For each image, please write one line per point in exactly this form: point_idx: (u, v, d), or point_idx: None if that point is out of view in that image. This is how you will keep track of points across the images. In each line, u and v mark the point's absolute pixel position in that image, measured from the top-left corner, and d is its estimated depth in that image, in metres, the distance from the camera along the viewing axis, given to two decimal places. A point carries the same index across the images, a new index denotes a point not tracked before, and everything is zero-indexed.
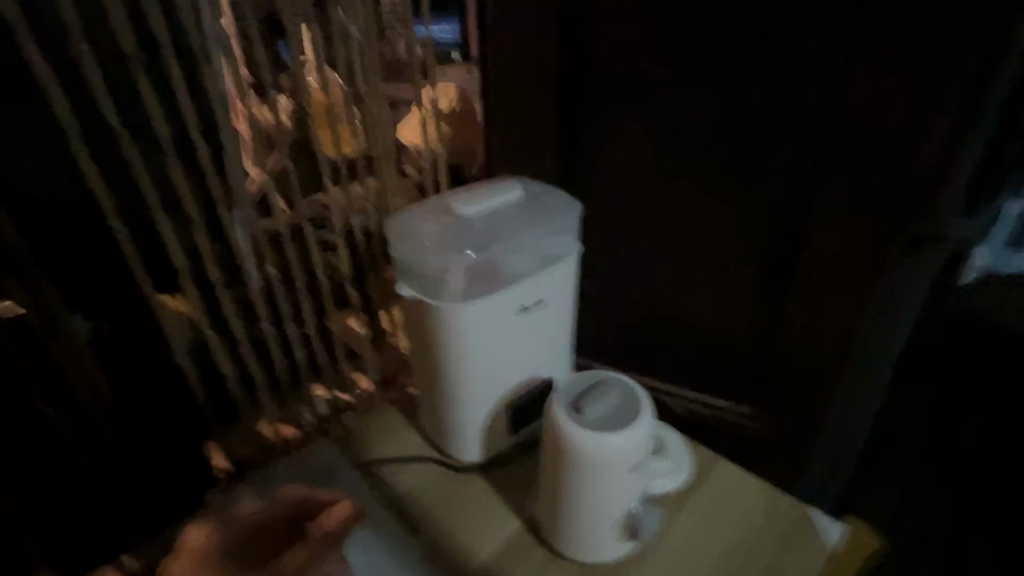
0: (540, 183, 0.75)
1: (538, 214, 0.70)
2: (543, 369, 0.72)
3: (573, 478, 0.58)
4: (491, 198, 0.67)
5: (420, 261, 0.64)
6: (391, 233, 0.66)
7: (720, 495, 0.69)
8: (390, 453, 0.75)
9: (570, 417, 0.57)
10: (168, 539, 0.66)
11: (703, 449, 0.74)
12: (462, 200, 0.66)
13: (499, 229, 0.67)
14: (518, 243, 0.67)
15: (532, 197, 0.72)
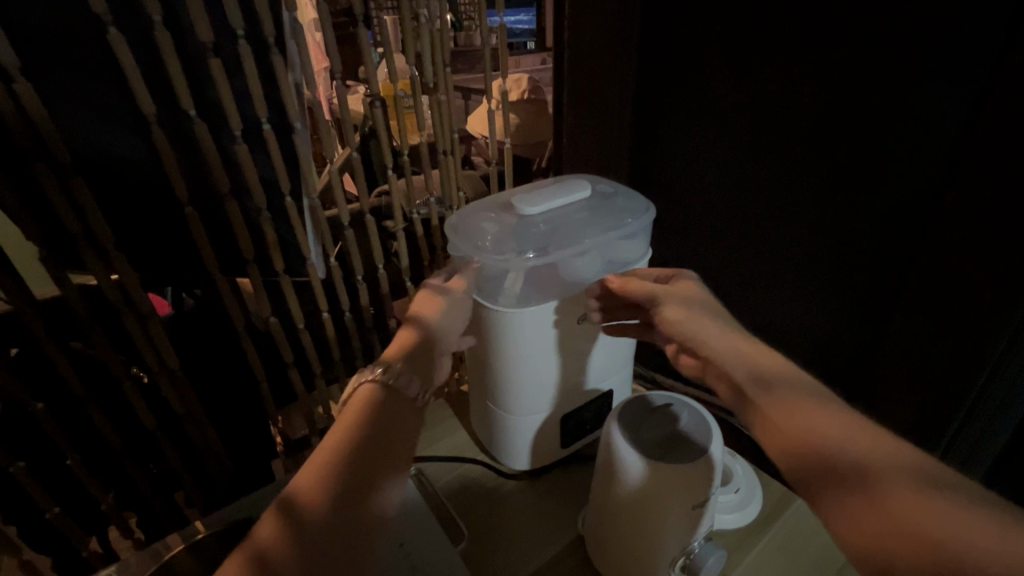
0: (611, 182, 0.71)
1: (606, 216, 0.65)
2: (598, 380, 0.69)
3: (627, 506, 0.53)
4: (558, 198, 0.62)
5: (478, 259, 0.59)
6: (449, 229, 0.62)
7: (784, 545, 0.62)
8: (440, 451, 0.75)
9: (629, 441, 0.53)
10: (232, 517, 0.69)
11: (776, 486, 0.68)
12: (527, 199, 0.61)
13: (563, 231, 0.62)
14: (584, 246, 0.62)
15: (600, 197, 0.67)
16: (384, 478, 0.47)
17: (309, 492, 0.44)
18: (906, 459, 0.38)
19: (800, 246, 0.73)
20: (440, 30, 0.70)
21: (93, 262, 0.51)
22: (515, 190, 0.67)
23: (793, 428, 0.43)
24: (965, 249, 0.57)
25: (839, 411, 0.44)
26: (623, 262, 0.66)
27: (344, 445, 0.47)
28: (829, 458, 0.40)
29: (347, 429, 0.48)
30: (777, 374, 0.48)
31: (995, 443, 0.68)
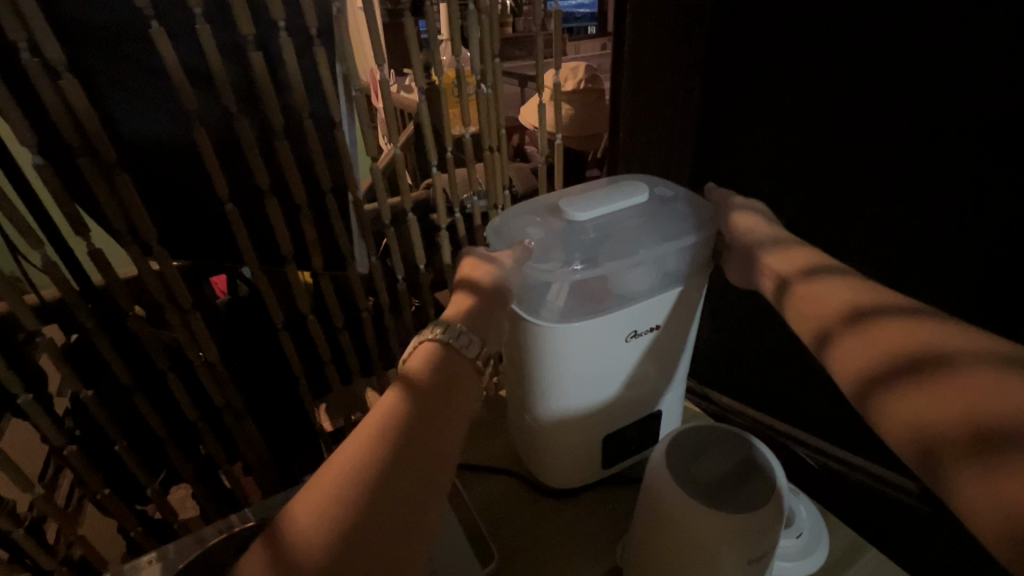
0: (671, 184, 0.64)
1: (665, 224, 0.59)
2: (646, 399, 0.64)
3: (671, 546, 0.49)
4: (611, 202, 0.56)
5: (521, 266, 0.55)
6: (493, 231, 0.59)
7: None
8: (474, 460, 0.72)
9: (675, 479, 0.48)
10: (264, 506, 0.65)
11: (844, 530, 0.61)
12: (576, 202, 0.56)
13: (616, 238, 0.57)
14: (638, 257, 0.56)
15: (660, 203, 0.61)
16: (405, 504, 0.39)
17: (306, 520, 0.36)
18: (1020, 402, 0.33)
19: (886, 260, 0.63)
20: (493, 13, 0.64)
21: (137, 257, 0.52)
22: (564, 192, 0.62)
23: (882, 380, 0.39)
24: None
25: (939, 361, 0.38)
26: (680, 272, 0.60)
27: (357, 455, 0.39)
28: (923, 406, 0.37)
29: (367, 435, 0.41)
30: (903, 341, 0.40)
31: None
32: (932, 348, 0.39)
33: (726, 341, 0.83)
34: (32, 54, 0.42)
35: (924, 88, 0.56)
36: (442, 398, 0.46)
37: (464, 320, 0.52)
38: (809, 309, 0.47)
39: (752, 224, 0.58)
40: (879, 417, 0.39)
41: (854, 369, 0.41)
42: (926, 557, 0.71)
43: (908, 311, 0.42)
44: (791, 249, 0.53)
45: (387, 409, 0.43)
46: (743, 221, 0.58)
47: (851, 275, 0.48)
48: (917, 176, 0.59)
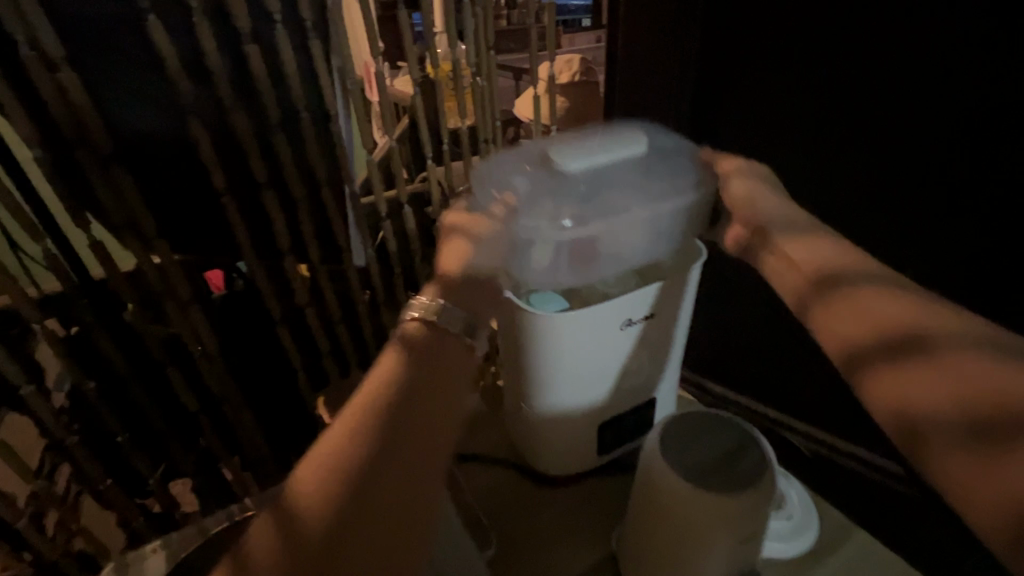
0: (667, 134, 0.62)
1: (665, 184, 0.57)
2: (640, 385, 0.64)
3: (665, 528, 0.50)
4: (603, 153, 0.54)
5: (509, 217, 0.54)
6: (477, 179, 0.58)
7: None
8: (471, 450, 0.73)
9: (670, 464, 0.49)
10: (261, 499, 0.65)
11: (835, 514, 0.62)
12: (572, 151, 0.54)
13: (611, 196, 0.55)
14: (632, 218, 0.55)
15: (660, 159, 0.59)
16: (409, 456, 0.41)
17: (302, 491, 0.38)
18: (1001, 375, 0.35)
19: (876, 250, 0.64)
20: (488, 5, 0.64)
21: (136, 250, 0.52)
22: (555, 136, 0.60)
23: (873, 347, 0.41)
24: None
25: (930, 330, 0.39)
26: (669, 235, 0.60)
27: (350, 428, 0.41)
28: (908, 372, 0.38)
29: (361, 407, 0.42)
30: (897, 310, 0.41)
31: None
32: (919, 321, 0.40)
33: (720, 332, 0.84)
34: (31, 48, 0.43)
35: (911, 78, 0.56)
36: (435, 366, 0.46)
37: (450, 286, 0.52)
38: (799, 279, 0.48)
39: (749, 188, 0.57)
40: (864, 384, 0.40)
41: (843, 338, 0.43)
42: (914, 541, 0.73)
43: (901, 284, 0.44)
44: (786, 218, 0.53)
45: (380, 378, 0.44)
46: (742, 183, 0.57)
47: (848, 251, 0.49)
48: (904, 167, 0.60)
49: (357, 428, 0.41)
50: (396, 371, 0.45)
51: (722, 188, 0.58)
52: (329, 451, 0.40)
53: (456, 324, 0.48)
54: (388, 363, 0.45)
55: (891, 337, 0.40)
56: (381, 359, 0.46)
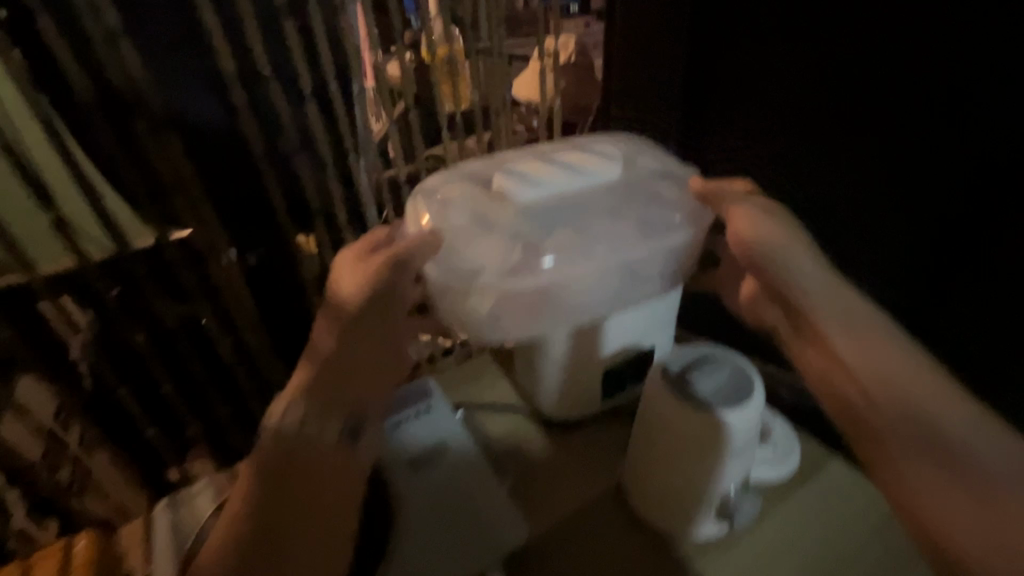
0: (632, 147, 0.63)
1: (619, 221, 0.56)
2: (642, 335, 0.67)
3: (665, 447, 0.56)
4: (554, 179, 0.55)
5: (450, 243, 0.54)
6: (419, 205, 0.57)
7: (817, 505, 0.64)
8: (482, 398, 0.78)
9: (668, 389, 0.55)
10: None
11: (813, 446, 0.69)
12: (516, 175, 0.55)
13: (563, 227, 0.54)
14: (588, 257, 0.53)
15: (615, 187, 0.58)
16: (328, 452, 0.54)
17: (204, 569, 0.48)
18: (927, 393, 0.47)
19: None
20: None
21: None
22: (503, 161, 0.61)
23: (848, 421, 0.50)
24: None
25: (887, 357, 0.49)
26: (661, 221, 0.58)
27: (230, 518, 0.50)
28: (876, 394, 0.48)
29: (237, 509, 0.51)
30: (845, 322, 0.52)
31: None
32: (881, 378, 0.49)
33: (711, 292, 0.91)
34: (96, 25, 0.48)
35: None
36: (301, 445, 0.53)
37: (333, 354, 0.56)
38: (768, 280, 0.57)
39: (771, 236, 0.56)
40: (842, 407, 0.51)
41: (818, 368, 0.54)
42: None
43: (841, 282, 0.55)
44: (816, 274, 0.55)
45: (272, 417, 0.54)
46: (769, 234, 0.56)
47: (808, 247, 0.57)
48: None
49: (240, 511, 0.50)
50: (265, 463, 0.52)
51: (732, 231, 0.58)
52: (241, 500, 0.51)
53: (297, 423, 0.54)
54: (267, 425, 0.54)
55: (892, 420, 0.47)
56: (258, 444, 0.54)
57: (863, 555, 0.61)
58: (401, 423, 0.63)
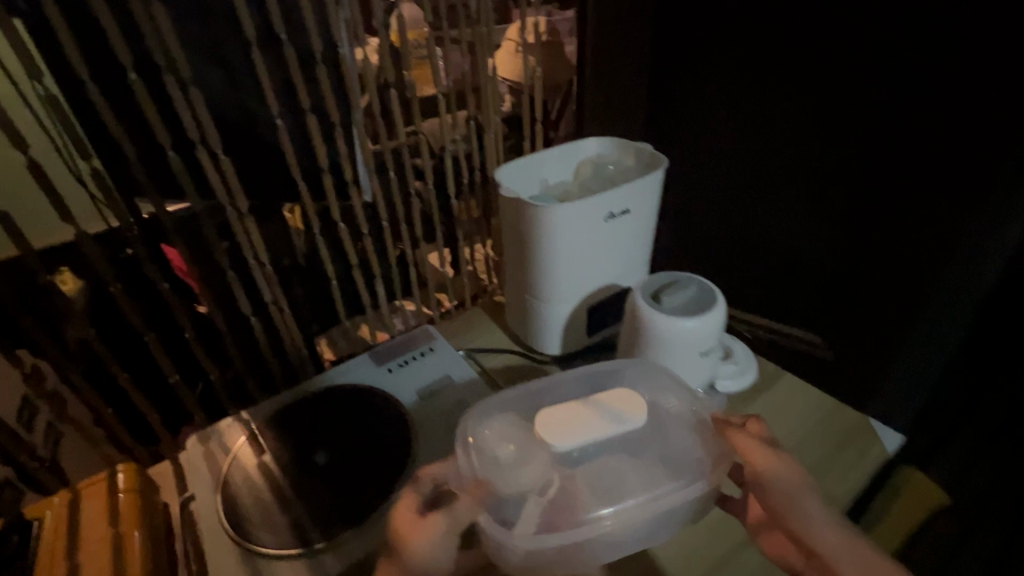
0: (673, 388, 0.60)
1: (658, 465, 0.54)
2: (621, 273, 0.78)
3: (647, 351, 0.63)
4: (597, 431, 0.53)
5: (492, 480, 0.52)
6: (461, 445, 0.54)
7: None
8: (481, 343, 0.88)
9: (649, 304, 0.61)
10: (288, 396, 0.73)
11: (768, 365, 0.81)
12: (567, 422, 0.53)
13: (605, 460, 0.54)
14: (628, 503, 0.51)
15: (661, 422, 0.57)
16: None
17: None
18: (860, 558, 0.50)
19: (790, 161, 0.83)
20: None
21: (208, 164, 0.64)
22: (548, 390, 0.60)
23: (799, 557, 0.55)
24: (932, 155, 0.69)
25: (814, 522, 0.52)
26: (690, 456, 0.55)
27: None
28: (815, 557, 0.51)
29: None
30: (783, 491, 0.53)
31: (948, 329, 0.80)
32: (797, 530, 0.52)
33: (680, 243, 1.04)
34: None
35: (806, 24, 0.74)
36: None
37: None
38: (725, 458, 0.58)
39: (785, 476, 0.54)
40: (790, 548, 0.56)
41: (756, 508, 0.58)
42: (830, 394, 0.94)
43: (788, 473, 0.54)
44: (835, 522, 0.52)
45: None
46: (784, 477, 0.53)
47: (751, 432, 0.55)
48: (807, 93, 0.78)
49: None
50: None
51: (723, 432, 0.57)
52: None
53: None
54: None
55: None
56: None
57: (812, 439, 0.71)
58: (409, 361, 0.77)
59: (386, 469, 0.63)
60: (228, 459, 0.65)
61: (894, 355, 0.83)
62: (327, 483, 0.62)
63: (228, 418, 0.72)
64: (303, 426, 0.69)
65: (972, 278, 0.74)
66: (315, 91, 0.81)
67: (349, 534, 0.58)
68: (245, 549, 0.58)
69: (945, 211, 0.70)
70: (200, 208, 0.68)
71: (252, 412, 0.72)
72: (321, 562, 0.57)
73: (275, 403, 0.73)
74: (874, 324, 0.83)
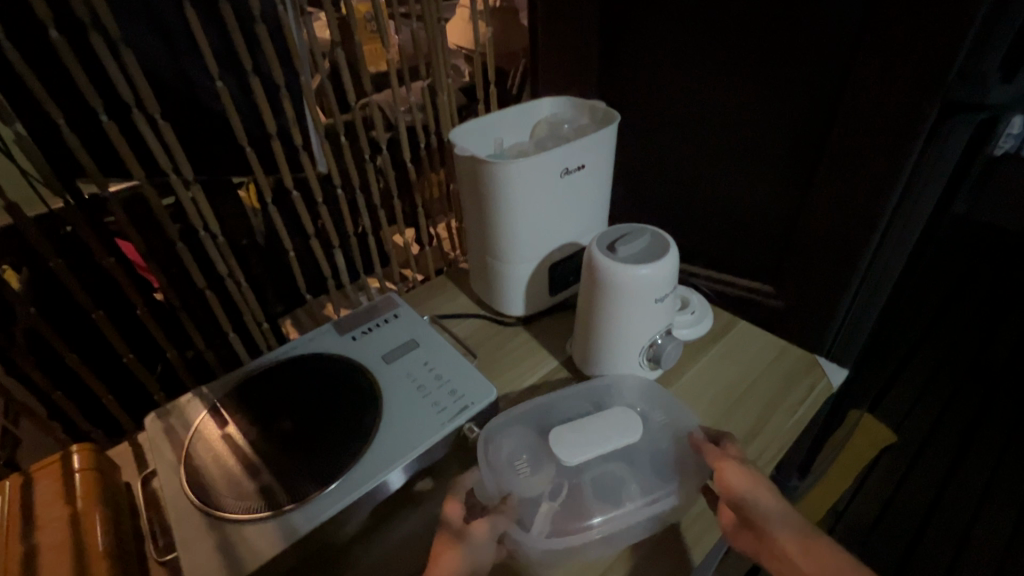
0: (667, 401, 0.66)
1: (651, 470, 0.61)
2: (578, 230, 0.80)
3: (605, 300, 0.65)
4: (601, 444, 0.58)
5: (511, 490, 0.58)
6: (481, 459, 0.60)
7: (700, 376, 0.76)
8: (446, 310, 0.88)
9: (605, 254, 0.63)
10: (246, 370, 0.72)
11: (723, 315, 0.84)
12: (574, 436, 0.59)
13: (606, 467, 0.61)
14: (626, 508, 0.58)
15: (655, 432, 0.64)
16: None
17: None
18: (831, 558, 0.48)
19: (740, 115, 0.84)
20: None
21: (147, 130, 0.61)
22: (555, 405, 0.66)
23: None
24: (873, 100, 0.71)
25: (780, 524, 0.51)
26: (680, 461, 0.61)
27: None
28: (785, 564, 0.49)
29: None
30: (752, 493, 0.53)
31: (886, 273, 0.85)
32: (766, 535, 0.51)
33: (638, 204, 1.05)
34: None
35: None
36: None
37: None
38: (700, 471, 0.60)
39: (752, 483, 0.54)
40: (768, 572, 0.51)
41: (732, 534, 0.55)
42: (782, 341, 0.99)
43: (761, 478, 0.54)
44: (799, 525, 0.51)
45: None
46: (752, 485, 0.54)
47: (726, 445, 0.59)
48: (754, 47, 0.78)
49: None
50: None
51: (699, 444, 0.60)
52: None
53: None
54: None
55: None
56: None
57: (765, 376, 0.75)
58: (373, 329, 0.77)
59: (354, 433, 0.63)
60: (190, 433, 0.64)
61: (838, 297, 0.88)
62: (296, 448, 0.62)
63: (187, 395, 0.70)
64: (268, 397, 0.68)
65: (905, 221, 0.79)
66: (255, 55, 0.77)
67: (319, 492, 0.57)
68: (209, 515, 0.57)
69: (885, 155, 0.74)
70: (141, 178, 0.65)
71: (210, 388, 0.70)
72: (289, 521, 0.55)
73: (231, 378, 0.71)
74: (821, 270, 0.87)
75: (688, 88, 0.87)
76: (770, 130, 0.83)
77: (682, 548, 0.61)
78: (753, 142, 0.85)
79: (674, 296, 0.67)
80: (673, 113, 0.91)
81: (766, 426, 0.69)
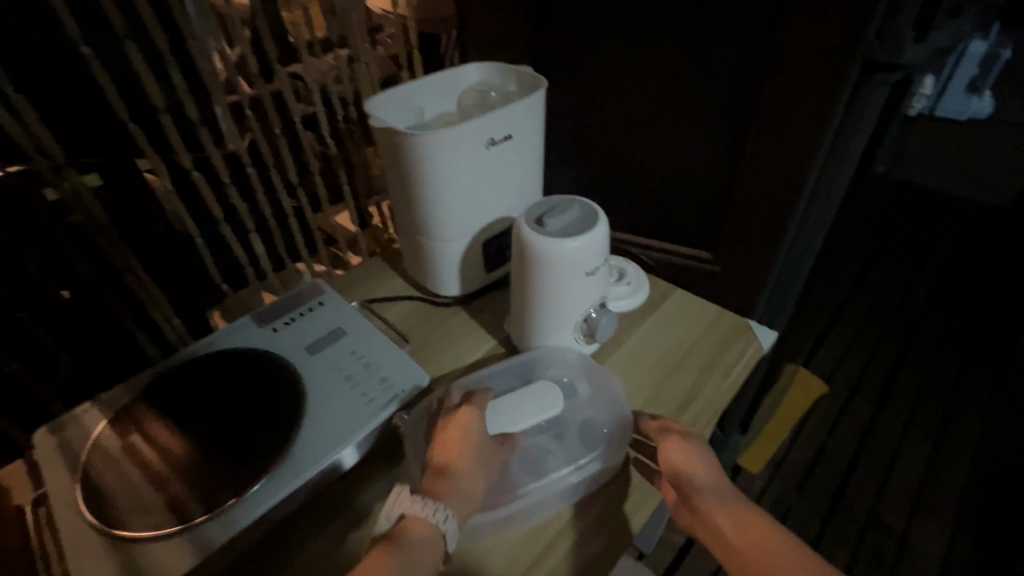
0: (596, 373, 0.65)
1: (579, 441, 0.61)
2: (511, 204, 0.77)
3: (536, 276, 0.62)
4: (521, 418, 0.56)
5: None
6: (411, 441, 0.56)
7: (636, 349, 0.75)
8: (378, 293, 0.84)
9: (534, 229, 0.60)
10: (152, 371, 0.66)
11: (659, 285, 0.84)
12: (500, 409, 0.57)
13: (533, 440, 0.61)
14: (552, 479, 0.58)
15: (583, 404, 0.63)
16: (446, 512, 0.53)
17: None
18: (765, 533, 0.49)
19: (669, 81, 0.82)
20: None
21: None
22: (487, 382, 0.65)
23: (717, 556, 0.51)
24: (797, 60, 0.71)
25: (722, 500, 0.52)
26: (606, 430, 0.62)
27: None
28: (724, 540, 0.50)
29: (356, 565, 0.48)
30: (694, 468, 0.54)
31: (812, 235, 0.87)
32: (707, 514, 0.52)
33: (575, 177, 1.03)
34: None
35: None
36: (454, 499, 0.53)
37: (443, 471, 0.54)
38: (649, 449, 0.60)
39: (696, 459, 0.55)
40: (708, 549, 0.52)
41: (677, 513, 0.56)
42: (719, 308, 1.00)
43: (707, 452, 0.55)
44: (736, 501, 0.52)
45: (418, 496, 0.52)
46: (695, 461, 0.54)
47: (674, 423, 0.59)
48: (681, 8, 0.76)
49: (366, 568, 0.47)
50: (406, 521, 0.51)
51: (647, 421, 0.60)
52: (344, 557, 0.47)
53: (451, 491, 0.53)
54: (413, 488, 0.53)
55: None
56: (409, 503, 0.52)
57: (698, 345, 0.76)
58: (295, 318, 0.72)
59: (273, 430, 0.59)
60: (88, 445, 0.58)
61: (769, 261, 0.90)
62: (208, 450, 0.57)
63: (82, 403, 0.63)
64: (179, 398, 0.63)
65: (829, 185, 0.80)
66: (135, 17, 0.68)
67: (237, 498, 0.53)
68: (110, 535, 0.51)
69: (808, 118, 0.74)
70: None
71: (111, 393, 0.64)
72: (202, 532, 0.51)
73: (135, 382, 0.65)
74: (753, 235, 0.89)
75: (618, 53, 0.84)
76: (699, 96, 0.82)
77: (621, 520, 0.60)
78: (684, 109, 0.84)
79: (607, 269, 0.66)
80: (605, 79, 0.88)
81: (699, 397, 0.70)
